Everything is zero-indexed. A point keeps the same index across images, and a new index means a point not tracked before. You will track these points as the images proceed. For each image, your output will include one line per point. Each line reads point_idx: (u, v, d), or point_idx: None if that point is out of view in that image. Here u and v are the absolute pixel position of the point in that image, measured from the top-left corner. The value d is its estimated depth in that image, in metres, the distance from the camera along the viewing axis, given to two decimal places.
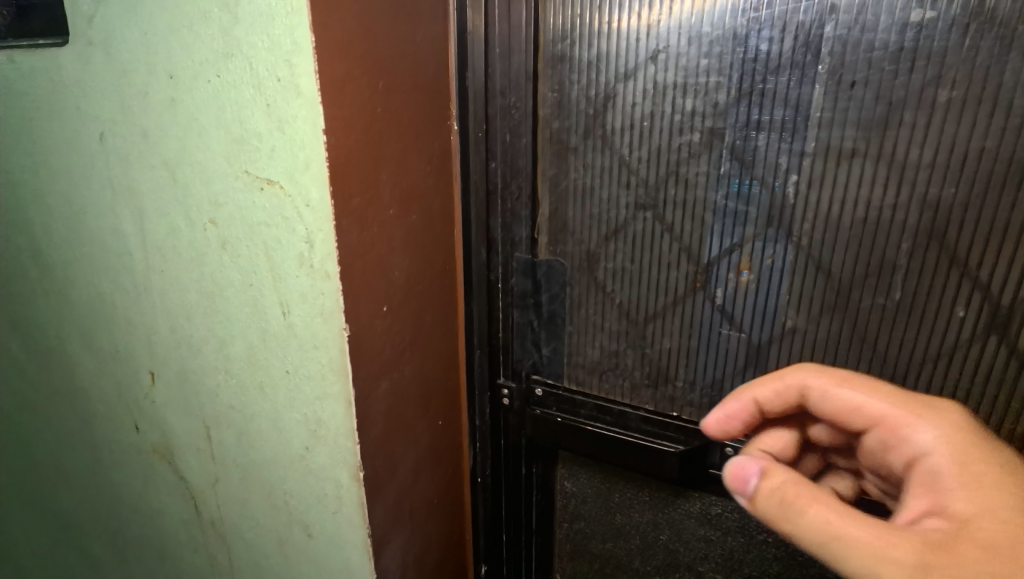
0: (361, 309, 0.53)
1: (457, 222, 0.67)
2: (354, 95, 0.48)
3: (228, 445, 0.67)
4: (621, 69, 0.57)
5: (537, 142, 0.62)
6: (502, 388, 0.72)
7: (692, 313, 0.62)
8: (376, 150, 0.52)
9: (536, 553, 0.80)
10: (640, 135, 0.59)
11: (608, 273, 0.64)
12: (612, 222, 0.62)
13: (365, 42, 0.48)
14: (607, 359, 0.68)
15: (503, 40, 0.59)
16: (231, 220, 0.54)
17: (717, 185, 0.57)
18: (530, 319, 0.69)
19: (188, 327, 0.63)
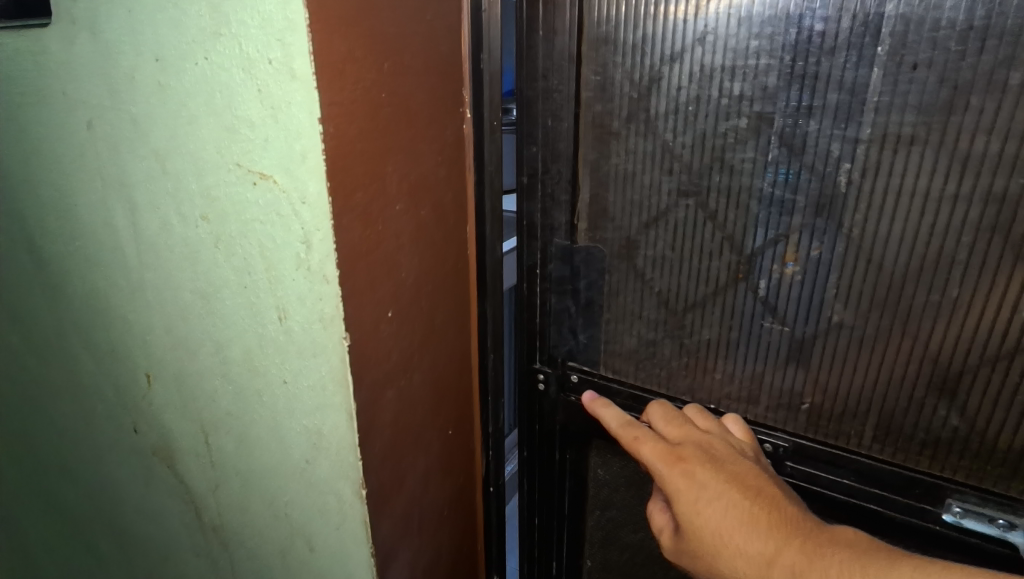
0: (364, 313, 0.48)
1: (471, 214, 0.61)
2: (357, 79, 0.43)
3: (227, 452, 0.64)
4: (667, 52, 0.54)
5: (578, 128, 0.60)
6: (538, 372, 0.73)
7: (734, 301, 0.59)
8: (382, 138, 0.47)
9: (570, 535, 0.81)
10: (685, 120, 0.55)
11: (647, 260, 0.62)
12: (653, 209, 0.60)
13: (369, 19, 0.43)
14: (644, 348, 0.66)
15: (547, 20, 0.57)
16: (224, 217, 0.50)
17: (764, 170, 0.53)
18: (568, 305, 0.68)
19: (183, 328, 0.59)
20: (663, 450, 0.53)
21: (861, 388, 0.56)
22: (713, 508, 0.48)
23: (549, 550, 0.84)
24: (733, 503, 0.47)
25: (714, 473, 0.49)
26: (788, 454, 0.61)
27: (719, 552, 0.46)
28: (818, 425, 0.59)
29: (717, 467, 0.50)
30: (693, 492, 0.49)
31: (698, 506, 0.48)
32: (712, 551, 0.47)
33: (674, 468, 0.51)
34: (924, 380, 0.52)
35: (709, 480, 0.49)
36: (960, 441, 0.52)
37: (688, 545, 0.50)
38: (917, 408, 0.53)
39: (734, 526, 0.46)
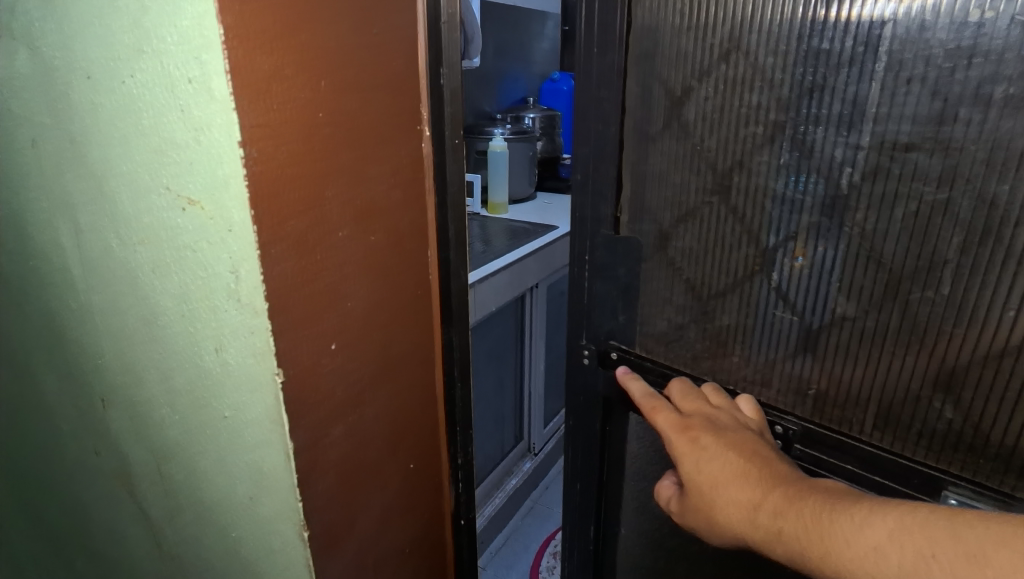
0: (302, 348, 0.45)
1: (433, 237, 0.57)
2: (286, 99, 0.40)
3: (179, 482, 0.61)
4: (696, 69, 0.57)
5: (622, 136, 0.64)
6: (583, 348, 0.75)
7: (756, 288, 0.59)
8: (322, 162, 0.44)
9: (607, 505, 0.80)
10: (710, 126, 0.58)
11: (678, 247, 0.64)
12: (684, 205, 0.62)
13: (304, 35, 0.40)
14: (672, 331, 0.67)
15: (598, 39, 0.63)
16: (159, 243, 0.47)
17: (780, 174, 0.55)
18: (609, 288, 0.70)
19: (130, 354, 0.57)
20: (675, 419, 0.60)
21: (862, 376, 0.54)
22: (713, 465, 0.55)
23: (586, 521, 0.83)
24: (729, 460, 0.54)
25: (713, 436, 0.56)
26: (796, 436, 0.59)
27: (716, 504, 0.54)
28: (824, 410, 0.57)
29: (718, 432, 0.57)
30: (696, 453, 0.57)
31: (700, 467, 0.56)
32: (710, 501, 0.54)
33: (682, 434, 0.59)
34: (921, 370, 0.50)
35: (709, 441, 0.56)
36: (956, 433, 0.49)
37: (691, 499, 0.57)
38: (914, 401, 0.51)
39: (730, 481, 0.53)
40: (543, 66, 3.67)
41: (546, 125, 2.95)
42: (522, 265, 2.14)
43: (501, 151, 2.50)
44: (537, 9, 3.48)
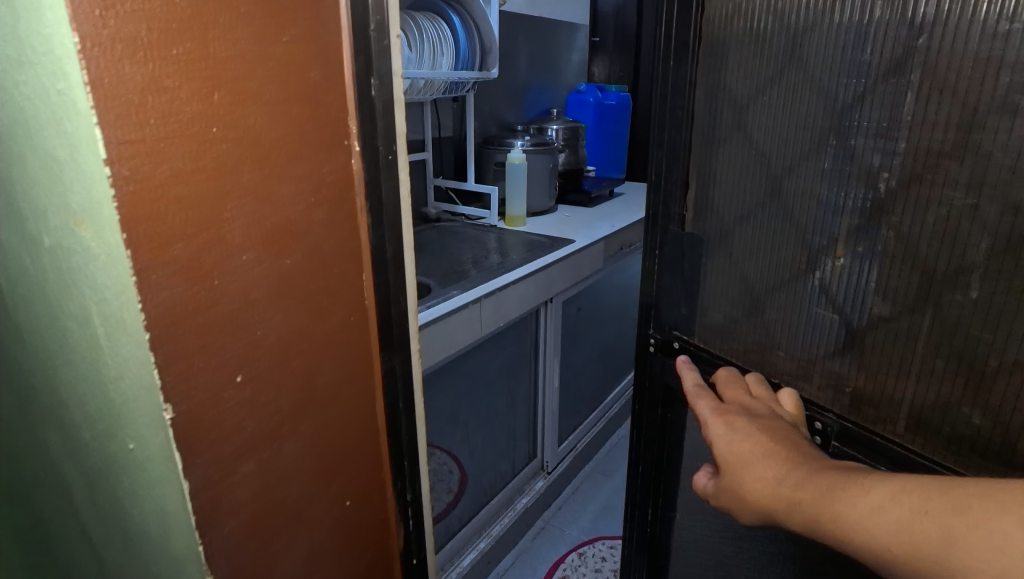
0: (196, 381, 0.42)
1: (368, 259, 0.53)
2: (166, 112, 0.36)
3: (107, 509, 0.58)
4: (758, 53, 0.56)
5: (692, 134, 0.64)
6: (648, 336, 0.74)
7: (804, 282, 0.56)
8: (218, 180, 0.40)
9: (665, 490, 0.78)
10: (767, 115, 0.56)
11: (731, 240, 0.62)
12: (742, 200, 0.60)
13: (189, 42, 0.37)
14: (726, 325, 0.65)
15: (673, 22, 0.63)
16: (60, 263, 0.44)
17: (823, 173, 0.52)
18: (675, 280, 0.69)
19: (54, 374, 0.54)
20: (711, 403, 0.59)
21: (900, 381, 0.50)
22: (743, 444, 0.53)
23: (646, 505, 0.82)
24: (760, 439, 0.52)
25: (747, 420, 0.55)
26: (833, 434, 0.55)
27: (742, 481, 0.51)
28: (858, 413, 0.53)
29: (752, 418, 0.55)
30: (728, 433, 0.55)
31: (730, 445, 0.54)
32: (738, 479, 0.52)
33: (718, 417, 0.57)
34: (953, 376, 0.46)
35: (742, 423, 0.54)
36: (983, 442, 0.45)
37: (723, 480, 0.54)
38: (943, 408, 0.47)
39: (757, 459, 0.51)
40: (572, 78, 3.65)
41: (569, 136, 2.94)
42: (539, 277, 2.10)
43: (520, 163, 2.47)
44: (567, 20, 3.45)
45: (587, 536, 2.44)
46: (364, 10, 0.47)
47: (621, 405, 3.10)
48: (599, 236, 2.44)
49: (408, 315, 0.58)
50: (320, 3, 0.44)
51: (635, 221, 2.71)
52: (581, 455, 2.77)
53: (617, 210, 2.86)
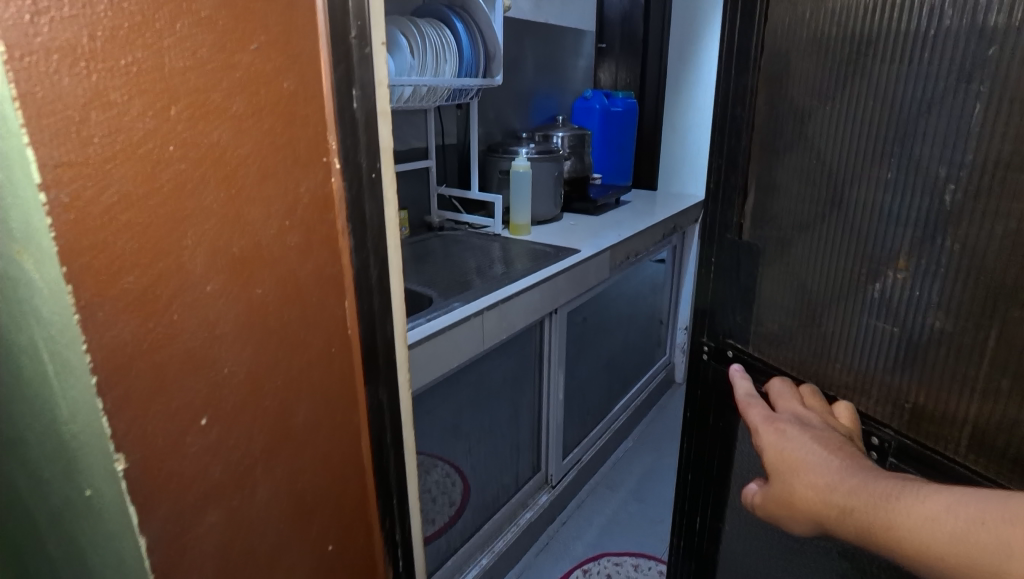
0: (152, 427, 0.38)
1: (351, 285, 0.50)
2: (111, 131, 0.32)
3: (69, 553, 0.54)
4: (820, 62, 0.56)
5: (750, 142, 0.64)
6: (702, 345, 0.76)
7: (861, 295, 0.56)
8: (177, 205, 0.36)
9: (715, 499, 0.78)
10: (828, 126, 0.56)
11: (786, 251, 0.63)
12: (800, 208, 0.60)
13: (139, 51, 0.33)
14: (781, 335, 0.65)
15: (735, 32, 0.64)
16: (8, 293, 0.40)
17: (885, 184, 0.52)
18: (730, 288, 0.70)
19: (11, 408, 0.50)
20: (761, 411, 0.60)
21: (960, 399, 0.49)
22: (793, 453, 0.54)
23: (694, 511, 0.82)
24: (811, 447, 0.53)
25: (798, 428, 0.55)
26: (892, 450, 0.54)
27: (793, 489, 0.52)
28: (919, 430, 0.53)
29: (804, 426, 0.56)
30: (779, 441, 0.56)
31: (780, 453, 0.55)
32: (788, 487, 0.53)
33: (769, 424, 0.58)
34: (1016, 395, 0.45)
35: (793, 432, 0.55)
36: None
37: (772, 486, 0.56)
38: (1008, 432, 0.46)
39: (808, 466, 0.52)
40: (578, 84, 3.61)
41: (575, 143, 2.91)
42: (545, 287, 2.05)
43: (525, 171, 2.43)
44: (573, 27, 3.42)
45: (592, 551, 2.39)
46: (344, 16, 0.44)
47: (627, 417, 3.06)
48: (606, 245, 2.40)
49: (396, 344, 0.55)
50: (294, 1, 0.40)
51: (642, 230, 2.66)
52: (586, 468, 2.73)
53: (623, 219, 2.81)
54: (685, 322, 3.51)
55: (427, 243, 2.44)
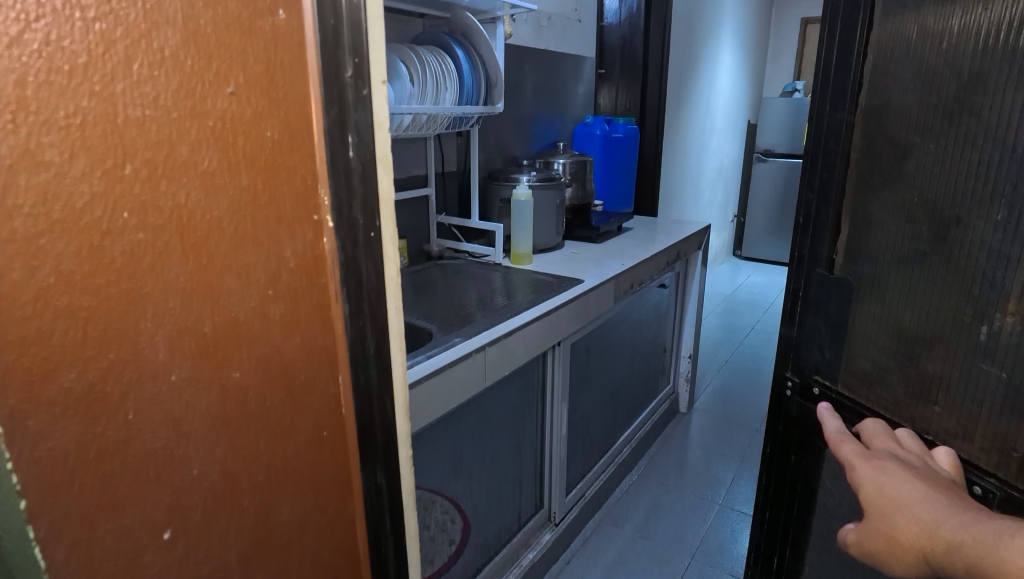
0: (101, 549, 0.37)
1: (344, 360, 0.51)
2: (45, 187, 0.32)
3: None
4: (918, 129, 0.70)
5: (847, 177, 0.81)
6: (788, 378, 0.93)
7: (954, 336, 0.68)
8: (130, 265, 0.36)
9: (793, 539, 0.97)
10: (924, 182, 0.70)
11: (883, 300, 0.77)
12: (898, 251, 0.74)
13: (86, 99, 0.33)
14: (875, 370, 0.78)
15: (836, 103, 0.82)
16: None
17: (995, 225, 0.62)
18: (822, 325, 0.86)
19: None
20: (860, 453, 0.71)
21: None
22: (897, 492, 0.64)
23: (773, 548, 1.01)
24: (915, 488, 0.63)
25: (900, 469, 0.66)
26: (997, 499, 0.64)
27: (896, 523, 0.62)
28: None
29: (906, 467, 0.66)
30: (882, 480, 0.66)
31: (883, 490, 0.65)
32: (890, 522, 0.63)
33: (868, 461, 0.69)
34: None
35: (895, 473, 0.65)
36: None
37: (871, 524, 0.65)
38: None
39: (913, 502, 0.62)
40: (579, 110, 3.60)
41: (576, 170, 2.88)
42: (549, 320, 1.98)
43: (527, 200, 2.37)
44: (573, 53, 3.40)
45: None
46: (337, 53, 0.46)
47: (631, 449, 2.98)
48: (610, 275, 2.34)
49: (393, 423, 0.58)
50: (277, 37, 0.42)
51: (645, 258, 2.61)
52: (590, 503, 2.64)
53: (625, 247, 2.77)
54: (688, 350, 3.45)
55: (427, 272, 2.38)
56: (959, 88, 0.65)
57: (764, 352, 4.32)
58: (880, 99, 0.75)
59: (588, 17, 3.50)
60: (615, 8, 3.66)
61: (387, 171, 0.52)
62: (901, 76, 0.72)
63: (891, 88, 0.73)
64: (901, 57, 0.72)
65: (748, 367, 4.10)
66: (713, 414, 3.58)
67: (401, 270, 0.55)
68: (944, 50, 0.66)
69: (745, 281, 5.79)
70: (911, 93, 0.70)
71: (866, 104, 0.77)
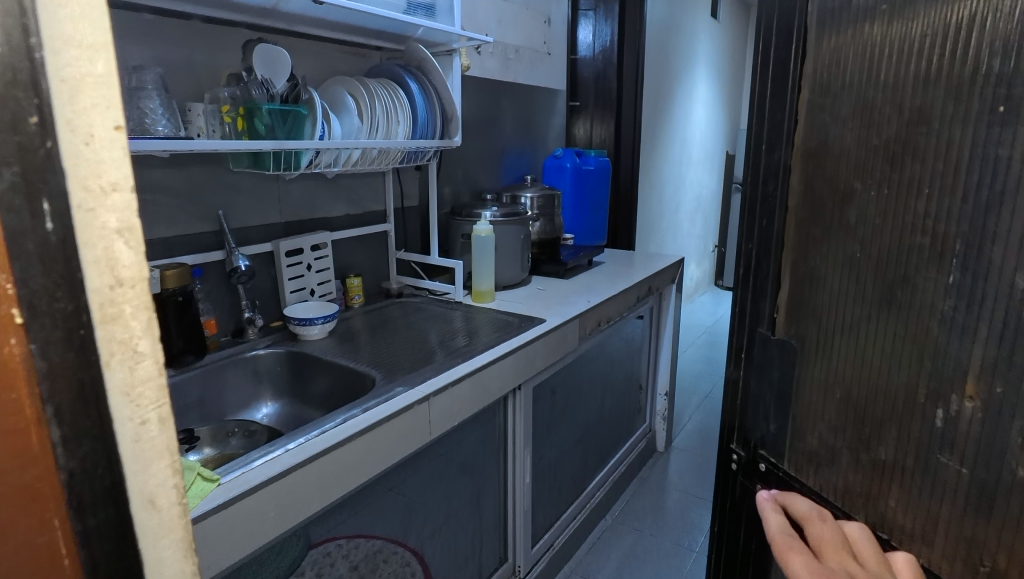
0: None
1: (51, 500, 0.39)
2: None
3: None
4: (858, 170, 0.59)
5: (785, 226, 0.71)
6: (733, 451, 0.85)
7: (908, 417, 0.57)
8: None
9: None
10: (870, 233, 0.59)
11: (829, 370, 0.66)
12: (842, 313, 0.63)
13: None
14: (823, 451, 0.68)
15: (774, 137, 0.72)
16: None
17: (948, 289, 0.52)
18: (765, 392, 0.76)
19: None
20: (812, 570, 0.59)
21: None
22: None
23: None
24: None
25: None
26: None
27: None
28: None
29: None
30: None
31: None
32: None
33: None
34: None
35: None
36: None
37: None
38: None
39: None
40: (552, 143, 3.55)
41: (544, 204, 2.82)
42: (505, 365, 1.88)
43: (487, 236, 2.29)
44: (545, 85, 3.37)
45: None
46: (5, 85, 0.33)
47: (603, 493, 2.85)
48: (574, 314, 2.24)
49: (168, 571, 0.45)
50: None
51: (614, 295, 2.52)
52: (559, 554, 2.50)
53: (596, 283, 2.68)
54: (664, 388, 3.34)
55: (385, 311, 2.28)
56: (902, 125, 0.54)
57: None
58: (816, 137, 0.65)
59: (560, 50, 3.48)
60: (589, 42, 3.66)
61: (132, 245, 0.39)
62: (838, 111, 0.62)
63: (829, 122, 0.63)
64: (835, 89, 0.62)
65: None
66: (692, 453, 3.46)
67: (165, 368, 0.42)
68: (884, 82, 0.56)
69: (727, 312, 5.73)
70: (849, 129, 0.60)
71: (802, 142, 0.67)
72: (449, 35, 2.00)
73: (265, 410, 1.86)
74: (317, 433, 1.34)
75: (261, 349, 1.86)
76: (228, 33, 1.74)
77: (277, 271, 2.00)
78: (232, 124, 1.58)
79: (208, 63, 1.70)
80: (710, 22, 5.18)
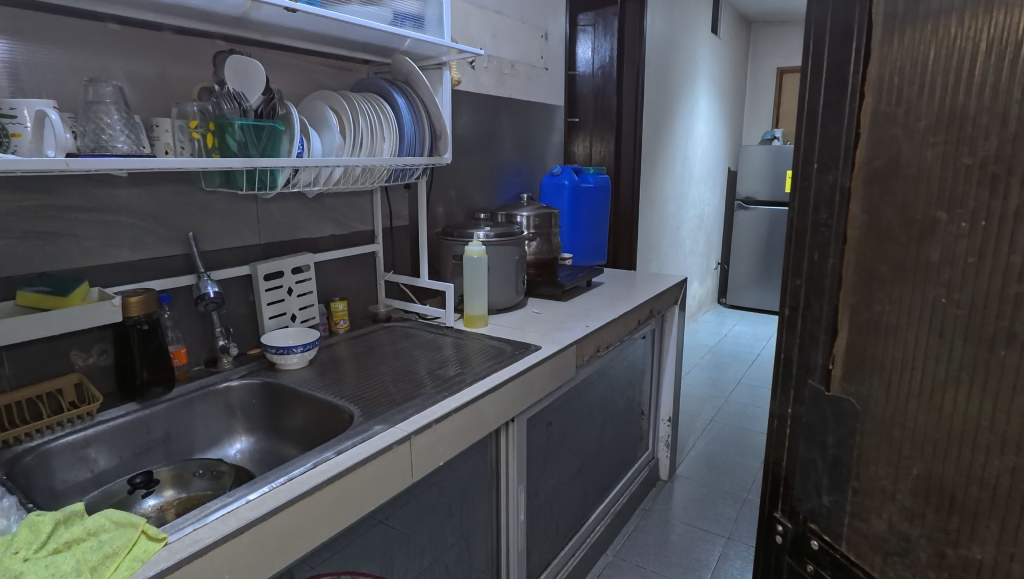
0: None
1: None
2: None
3: None
4: (943, 198, 0.52)
5: (842, 264, 0.64)
6: (778, 523, 0.79)
7: (1012, 509, 0.51)
8: None
9: None
10: (960, 275, 0.52)
11: (901, 441, 0.59)
12: (921, 369, 0.57)
13: None
14: (894, 538, 0.62)
15: (821, 156, 0.66)
16: None
17: None
18: (817, 455, 0.70)
19: None
20: None
21: None
22: None
23: None
24: None
25: None
26: None
27: None
28: None
29: None
30: None
31: None
32: None
33: None
34: None
35: None
36: None
37: None
38: None
39: None
40: None
41: (541, 223, 2.72)
42: (498, 396, 1.75)
43: (479, 257, 2.17)
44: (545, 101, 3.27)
45: None
46: None
47: (604, 527, 2.71)
48: (570, 340, 2.11)
49: None
50: None
51: (614, 318, 2.39)
52: None
53: (596, 305, 2.56)
54: (667, 413, 3.20)
55: (372, 337, 2.16)
56: (1004, 141, 0.47)
57: (750, 410, 4.07)
58: (883, 154, 0.58)
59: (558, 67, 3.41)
60: (588, 58, 3.61)
61: None
62: (912, 122, 0.55)
63: (901, 141, 0.56)
64: (910, 98, 0.55)
65: (733, 428, 3.85)
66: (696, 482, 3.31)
67: None
68: (976, 85, 0.49)
69: (731, 332, 5.59)
70: (927, 143, 0.53)
71: (865, 162, 0.60)
72: (438, 48, 1.89)
73: (237, 447, 1.73)
74: (283, 481, 1.21)
75: (233, 379, 1.73)
76: (202, 44, 1.64)
77: (255, 295, 1.88)
78: (201, 141, 1.48)
79: (180, 76, 1.60)
80: (710, 39, 5.12)
